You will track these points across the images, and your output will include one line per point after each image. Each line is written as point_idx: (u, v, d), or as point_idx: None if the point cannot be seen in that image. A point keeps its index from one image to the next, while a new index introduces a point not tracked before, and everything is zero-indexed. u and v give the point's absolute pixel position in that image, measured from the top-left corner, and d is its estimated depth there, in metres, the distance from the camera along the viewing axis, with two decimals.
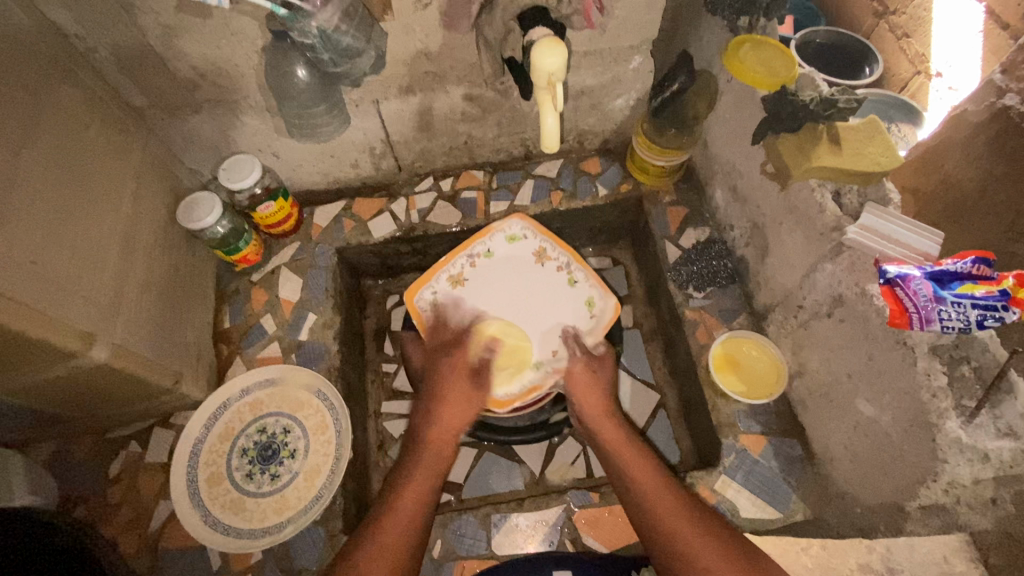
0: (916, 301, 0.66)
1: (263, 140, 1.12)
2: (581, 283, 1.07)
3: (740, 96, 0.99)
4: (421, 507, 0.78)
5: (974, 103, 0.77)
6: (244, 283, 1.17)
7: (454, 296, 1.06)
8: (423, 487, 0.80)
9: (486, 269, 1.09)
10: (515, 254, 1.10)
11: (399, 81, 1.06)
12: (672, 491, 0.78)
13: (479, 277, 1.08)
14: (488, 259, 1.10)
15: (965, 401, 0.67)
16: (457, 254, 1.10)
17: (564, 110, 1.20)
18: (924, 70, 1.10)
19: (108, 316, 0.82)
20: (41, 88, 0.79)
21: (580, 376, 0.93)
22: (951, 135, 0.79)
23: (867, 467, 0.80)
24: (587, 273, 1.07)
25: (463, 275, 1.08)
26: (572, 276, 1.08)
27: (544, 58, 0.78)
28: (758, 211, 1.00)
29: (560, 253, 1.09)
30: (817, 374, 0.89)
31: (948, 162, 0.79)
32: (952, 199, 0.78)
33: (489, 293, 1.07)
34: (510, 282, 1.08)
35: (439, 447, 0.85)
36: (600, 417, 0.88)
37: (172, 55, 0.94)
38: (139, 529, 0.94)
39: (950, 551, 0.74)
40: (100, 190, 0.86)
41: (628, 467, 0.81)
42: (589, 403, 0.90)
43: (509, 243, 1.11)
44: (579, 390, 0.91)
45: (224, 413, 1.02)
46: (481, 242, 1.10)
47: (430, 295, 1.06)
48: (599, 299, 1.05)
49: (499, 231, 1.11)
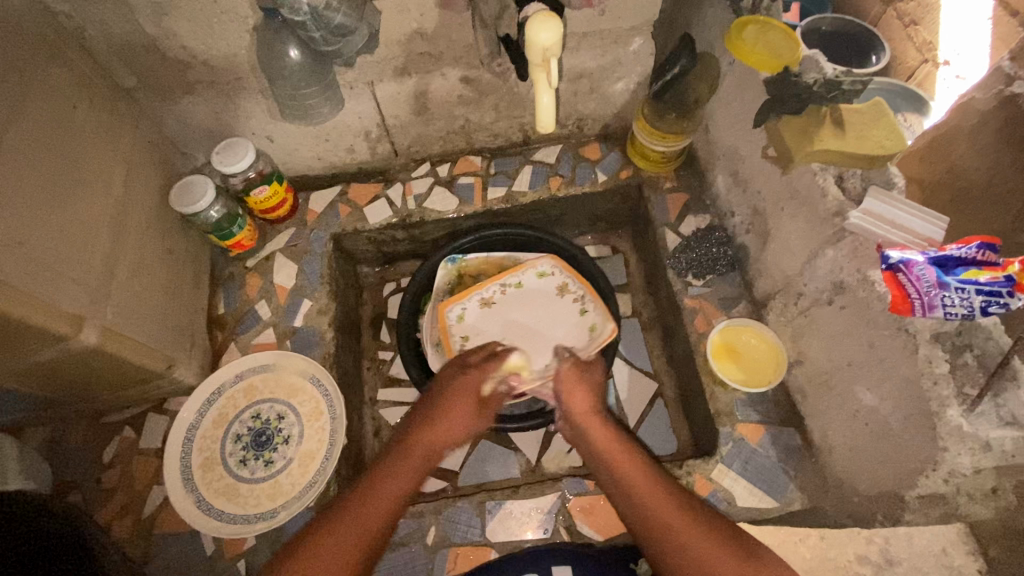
0: (919, 287, 0.65)
1: (256, 123, 1.10)
2: (591, 313, 1.12)
3: (743, 79, 0.97)
4: (390, 507, 0.71)
5: (983, 89, 0.71)
6: (240, 269, 1.16)
7: (481, 316, 1.13)
8: (397, 492, 0.72)
9: (513, 298, 1.14)
10: (541, 289, 1.14)
11: (394, 62, 1.04)
12: (667, 488, 0.75)
13: (507, 305, 1.14)
14: (517, 290, 1.14)
15: (967, 389, 0.64)
16: (490, 280, 1.14)
17: (563, 93, 1.17)
18: (931, 59, 1.06)
19: (98, 299, 0.81)
20: (27, 66, 0.78)
21: (568, 376, 0.93)
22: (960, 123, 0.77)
23: (866, 456, 0.79)
24: (597, 306, 1.11)
25: (492, 300, 1.14)
26: (584, 307, 1.12)
27: (538, 34, 0.77)
28: (760, 197, 0.98)
29: (579, 287, 1.13)
30: (816, 362, 0.88)
31: (955, 151, 0.73)
32: None
33: (510, 318, 1.13)
34: (528, 310, 1.13)
35: (428, 455, 0.78)
36: (586, 415, 0.86)
37: (161, 34, 0.92)
38: (133, 514, 0.93)
39: (948, 543, 0.78)
40: (91, 172, 0.85)
41: (616, 463, 0.79)
42: (576, 402, 0.89)
43: (539, 279, 1.14)
44: (566, 389, 0.91)
45: (219, 399, 1.01)
46: (515, 273, 1.14)
47: (459, 310, 1.12)
48: (601, 325, 1.10)
49: (530, 266, 1.14)
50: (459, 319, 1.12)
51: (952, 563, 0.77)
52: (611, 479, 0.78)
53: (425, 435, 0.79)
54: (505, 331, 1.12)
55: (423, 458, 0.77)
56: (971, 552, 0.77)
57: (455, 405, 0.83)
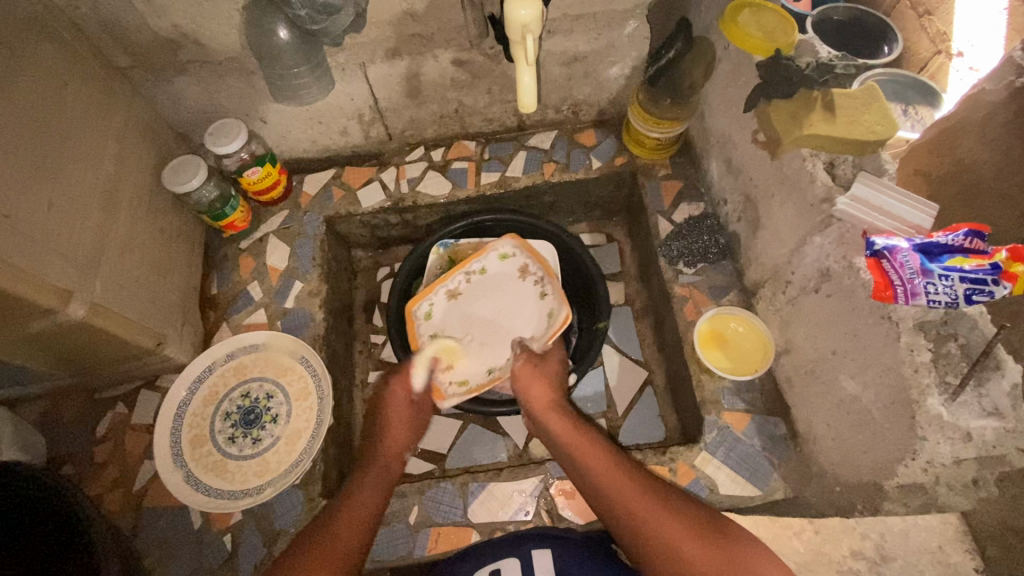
0: (902, 275, 0.64)
1: (249, 104, 1.10)
2: (549, 296, 1.09)
3: (738, 64, 0.96)
4: (367, 518, 0.75)
5: (993, 81, 0.72)
6: (233, 250, 1.17)
7: (448, 309, 1.11)
8: (367, 506, 0.76)
9: (479, 286, 1.13)
10: (505, 274, 1.13)
11: (385, 43, 1.03)
12: (627, 474, 0.76)
13: (473, 295, 1.12)
14: (482, 277, 1.13)
15: (949, 378, 0.64)
16: (455, 270, 1.13)
17: (556, 77, 1.16)
18: (945, 50, 1.03)
19: (85, 274, 0.82)
20: (16, 41, 0.78)
21: (525, 373, 0.94)
22: (968, 115, 0.74)
23: (848, 445, 0.78)
24: (555, 288, 1.10)
25: (458, 290, 1.13)
26: (543, 289, 1.10)
27: (517, 10, 0.76)
28: (751, 183, 0.97)
29: (538, 268, 1.11)
30: (802, 351, 0.88)
31: (962, 142, 0.74)
32: (966, 181, 0.74)
33: (476, 309, 1.11)
34: (497, 300, 1.12)
35: (387, 464, 0.83)
36: (545, 409, 0.87)
37: (151, 12, 0.92)
38: (124, 487, 0.95)
39: (945, 541, 0.83)
40: (79, 149, 0.85)
41: (578, 455, 0.80)
42: (536, 397, 0.90)
43: (501, 262, 1.14)
44: (526, 385, 0.92)
45: (209, 376, 1.03)
46: (477, 259, 1.13)
47: (425, 307, 1.11)
48: (556, 309, 1.07)
49: (492, 249, 1.13)
50: (426, 315, 1.11)
51: (947, 560, 0.82)
52: (576, 472, 0.80)
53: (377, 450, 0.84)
54: (471, 324, 1.10)
55: (383, 470, 0.82)
56: (969, 552, 0.81)
57: (392, 419, 0.88)
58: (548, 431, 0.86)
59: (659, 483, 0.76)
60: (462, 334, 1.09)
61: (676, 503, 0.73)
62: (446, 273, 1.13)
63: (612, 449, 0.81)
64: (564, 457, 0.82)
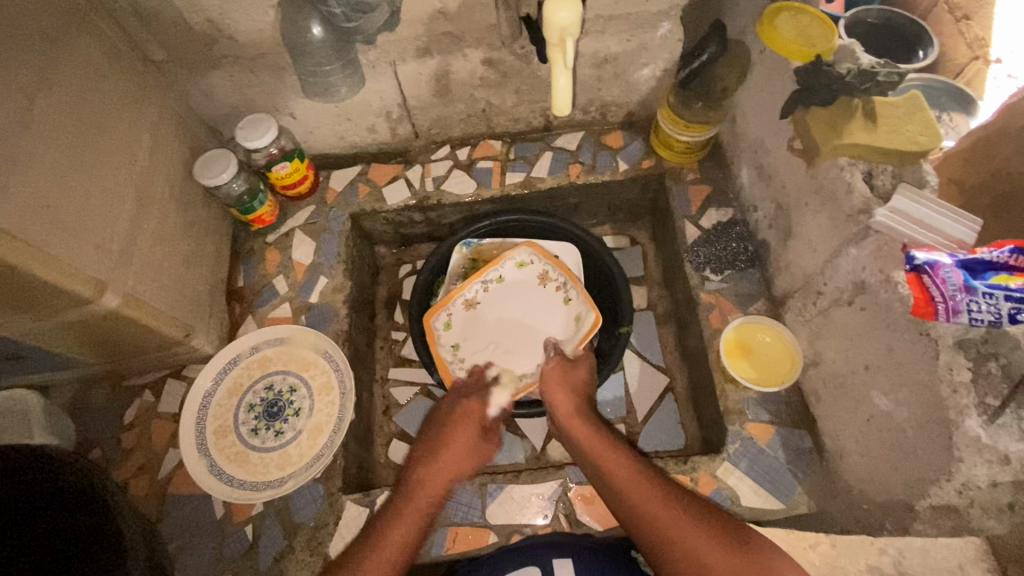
0: (944, 290, 0.62)
1: (279, 99, 1.11)
2: (575, 300, 1.10)
3: (773, 69, 0.94)
4: (403, 546, 0.74)
5: None
6: (260, 243, 1.18)
7: (466, 320, 1.11)
8: (408, 532, 0.76)
9: (497, 294, 1.13)
10: (523, 281, 1.14)
11: (416, 42, 1.04)
12: (647, 482, 0.76)
13: (490, 302, 1.13)
14: (499, 285, 1.14)
15: (988, 400, 0.61)
16: (470, 279, 1.13)
17: (586, 78, 1.15)
18: (983, 55, 1.00)
19: (119, 264, 0.83)
20: (59, 34, 0.80)
21: (552, 376, 0.96)
22: (1009, 123, 0.72)
23: (877, 462, 0.77)
24: (579, 292, 1.10)
25: (476, 300, 1.13)
26: (567, 294, 1.11)
27: (556, 13, 0.76)
28: (785, 191, 0.95)
29: (559, 274, 1.12)
30: (832, 364, 0.86)
31: (1005, 152, 0.72)
32: (1005, 192, 0.72)
33: (496, 317, 1.12)
34: (521, 307, 1.12)
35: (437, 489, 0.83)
36: (568, 416, 0.89)
37: (189, 7, 0.94)
38: (149, 474, 0.97)
39: None
40: (116, 142, 0.87)
41: (603, 464, 0.80)
42: (562, 404, 0.91)
43: (518, 269, 1.14)
44: (550, 390, 0.94)
45: (234, 368, 1.04)
46: (493, 268, 1.13)
47: (444, 317, 1.10)
48: (585, 313, 1.07)
49: (508, 257, 1.13)
50: (446, 326, 1.10)
51: None
52: (599, 480, 0.80)
53: (430, 471, 0.84)
54: (493, 332, 1.11)
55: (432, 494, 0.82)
56: None
57: (457, 437, 0.89)
58: (570, 437, 0.87)
59: (676, 486, 0.76)
60: (487, 341, 1.10)
61: (695, 507, 0.73)
62: (463, 282, 1.13)
63: (634, 455, 0.81)
64: (587, 465, 0.83)
